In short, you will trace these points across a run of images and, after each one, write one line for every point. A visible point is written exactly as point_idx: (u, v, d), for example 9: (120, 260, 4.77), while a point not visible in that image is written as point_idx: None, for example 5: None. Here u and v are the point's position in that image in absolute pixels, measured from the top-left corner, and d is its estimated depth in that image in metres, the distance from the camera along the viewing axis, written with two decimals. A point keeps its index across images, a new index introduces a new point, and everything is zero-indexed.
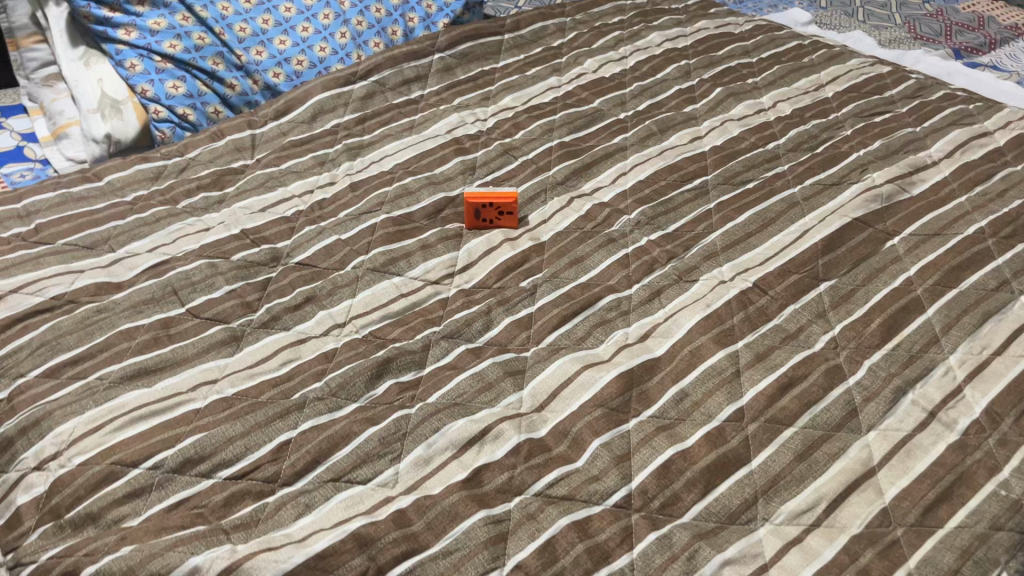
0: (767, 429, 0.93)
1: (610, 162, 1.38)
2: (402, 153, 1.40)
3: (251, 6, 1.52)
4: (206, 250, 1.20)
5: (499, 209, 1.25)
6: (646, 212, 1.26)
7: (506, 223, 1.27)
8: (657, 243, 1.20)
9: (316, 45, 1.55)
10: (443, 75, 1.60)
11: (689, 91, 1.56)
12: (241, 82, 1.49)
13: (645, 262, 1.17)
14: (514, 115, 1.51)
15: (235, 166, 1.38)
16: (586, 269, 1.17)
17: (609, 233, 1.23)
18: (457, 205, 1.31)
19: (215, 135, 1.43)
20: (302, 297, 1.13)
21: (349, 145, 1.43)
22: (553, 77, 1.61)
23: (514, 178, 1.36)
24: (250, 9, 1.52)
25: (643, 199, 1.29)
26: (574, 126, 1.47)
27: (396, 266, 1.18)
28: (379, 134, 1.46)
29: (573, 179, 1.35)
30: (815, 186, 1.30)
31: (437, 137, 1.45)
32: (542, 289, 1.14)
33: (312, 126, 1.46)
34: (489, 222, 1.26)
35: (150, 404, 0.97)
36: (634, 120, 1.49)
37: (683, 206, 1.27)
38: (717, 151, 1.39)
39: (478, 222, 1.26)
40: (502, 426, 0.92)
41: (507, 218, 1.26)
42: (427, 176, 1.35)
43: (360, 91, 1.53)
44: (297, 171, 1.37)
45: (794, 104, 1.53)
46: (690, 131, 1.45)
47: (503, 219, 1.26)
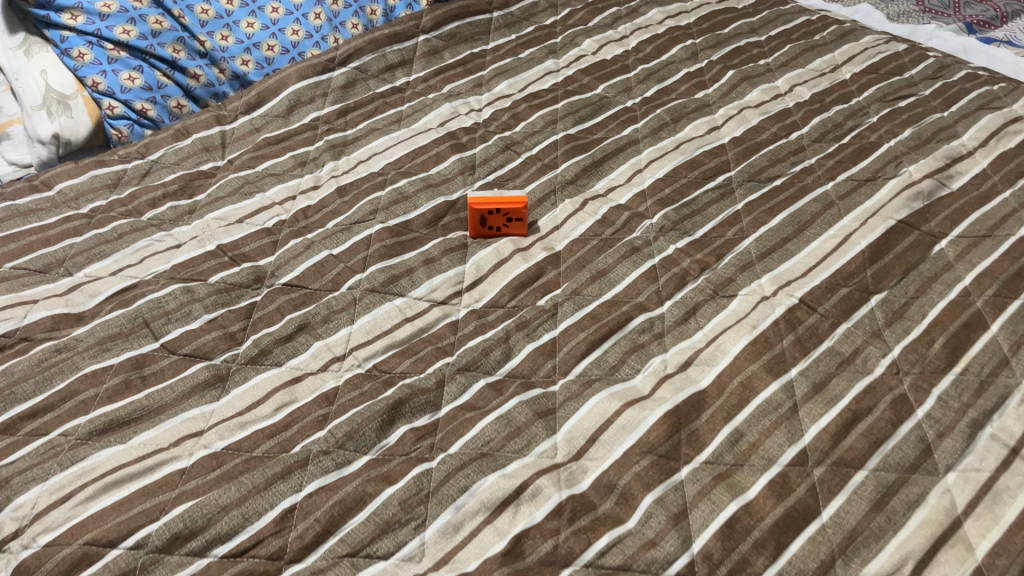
0: (836, 473, 0.83)
1: (623, 157, 1.26)
2: (393, 150, 1.27)
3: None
4: (179, 272, 1.05)
5: (508, 216, 1.13)
6: (669, 216, 1.15)
7: (515, 231, 1.14)
8: (685, 252, 1.09)
9: (287, 28, 1.41)
10: (430, 59, 1.46)
11: (699, 74, 1.44)
12: (206, 71, 1.33)
13: (674, 275, 1.06)
14: (512, 104, 1.37)
15: (205, 169, 1.23)
16: (610, 284, 1.05)
17: (630, 240, 1.11)
18: (459, 210, 1.18)
19: (180, 133, 1.27)
20: (294, 326, 1.00)
21: (332, 142, 1.29)
22: (549, 60, 1.48)
23: (519, 177, 1.23)
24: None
25: (664, 200, 1.17)
26: (579, 116, 1.34)
27: (398, 285, 1.05)
28: (364, 129, 1.31)
29: (584, 178, 1.23)
30: (849, 182, 1.19)
31: (429, 130, 1.31)
32: (564, 309, 1.02)
33: (288, 121, 1.31)
34: (496, 229, 1.14)
35: (126, 466, 0.83)
36: (642, 108, 1.36)
37: (708, 209, 1.16)
38: (737, 143, 1.28)
39: (483, 230, 1.14)
40: (540, 482, 0.81)
41: (515, 226, 1.14)
42: (423, 177, 1.21)
43: (340, 79, 1.38)
44: (275, 173, 1.23)
45: (812, 88, 1.42)
46: (705, 120, 1.33)
47: (512, 226, 1.14)
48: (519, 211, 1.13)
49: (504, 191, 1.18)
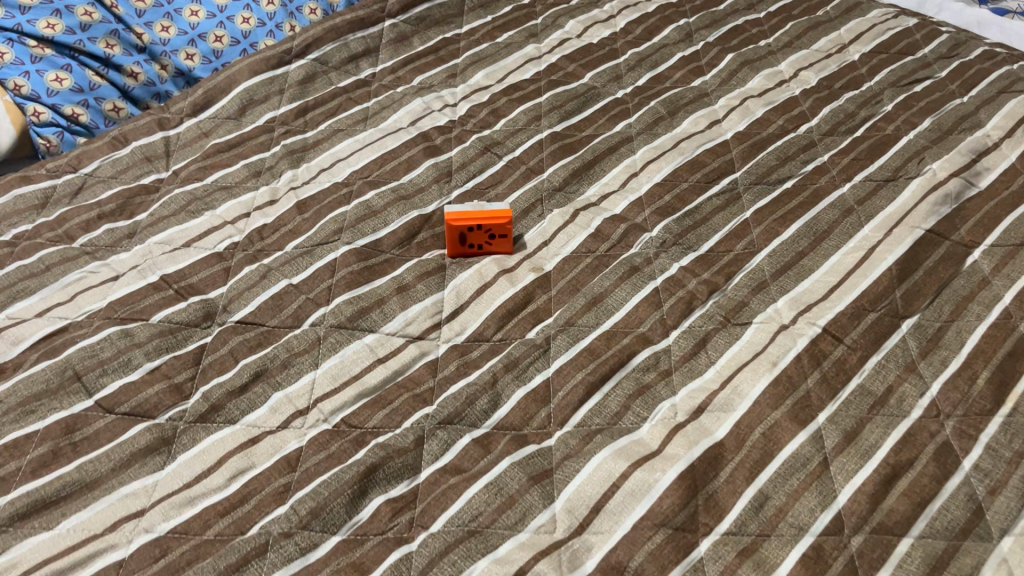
0: (877, 542, 0.72)
1: (615, 159, 1.13)
2: (359, 156, 1.13)
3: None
4: (116, 311, 0.92)
5: (489, 232, 1.01)
6: (670, 228, 1.03)
7: (498, 248, 1.02)
8: (690, 271, 0.97)
9: (237, 15, 1.26)
10: (397, 47, 1.32)
11: (695, 59, 1.31)
12: (145, 67, 1.18)
13: (679, 299, 0.94)
14: (490, 97, 1.24)
15: (147, 183, 1.09)
16: (607, 312, 0.93)
17: (628, 258, 0.99)
18: (434, 225, 1.05)
19: (117, 141, 1.12)
20: (250, 374, 0.87)
21: (290, 147, 1.15)
22: (530, 45, 1.34)
23: (501, 185, 1.10)
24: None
25: (663, 209, 1.05)
26: (565, 111, 1.21)
27: (368, 319, 0.93)
28: (327, 131, 1.18)
29: (573, 184, 1.10)
30: (868, 183, 1.07)
31: (399, 131, 1.17)
32: (557, 343, 0.90)
33: (240, 124, 1.17)
34: (476, 247, 1.02)
35: (53, 560, 0.71)
36: (635, 100, 1.24)
37: (713, 219, 1.04)
38: (741, 139, 1.15)
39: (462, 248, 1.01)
40: (539, 567, 0.70)
41: (498, 243, 1.02)
42: (393, 186, 1.08)
43: (298, 73, 1.24)
44: (227, 185, 1.09)
45: (819, 72, 1.29)
46: (704, 113, 1.20)
47: (494, 244, 1.02)
48: (502, 227, 1.00)
49: (485, 202, 1.05)
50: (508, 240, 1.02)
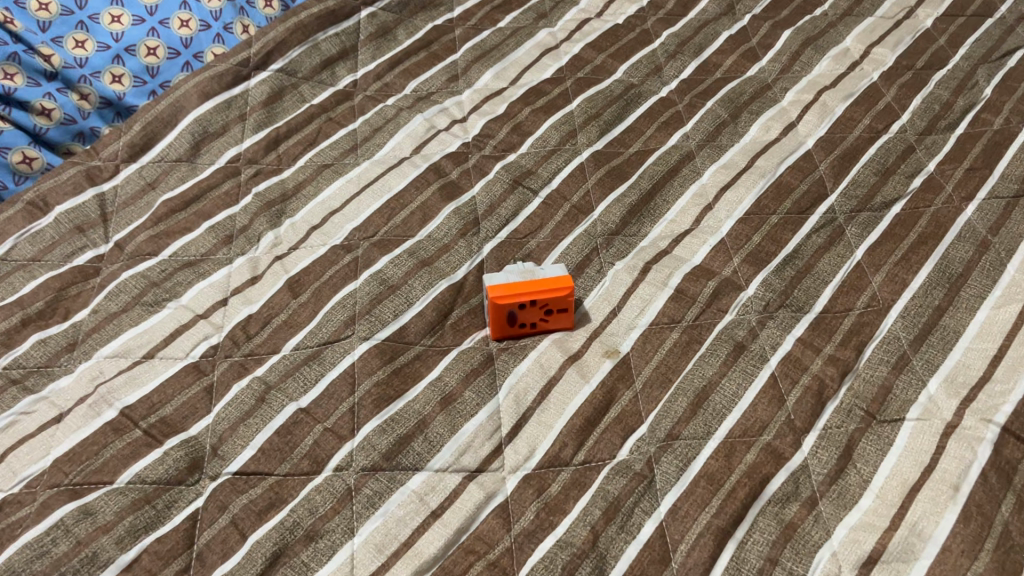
0: None
1: (679, 185, 0.91)
2: (357, 203, 0.88)
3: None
4: (67, 475, 0.68)
5: (542, 307, 0.78)
6: (770, 283, 0.82)
7: (554, 325, 0.79)
8: (808, 347, 0.77)
9: (172, 17, 0.98)
10: (379, 44, 1.06)
11: (743, 39, 1.08)
12: (58, 100, 0.92)
13: (805, 391, 0.74)
14: (507, 106, 0.99)
15: (83, 264, 0.83)
16: (716, 417, 0.73)
17: (727, 331, 0.78)
18: (469, 296, 0.82)
19: (35, 208, 0.86)
20: (263, 557, 0.63)
21: (265, 197, 0.89)
22: (541, 30, 1.09)
23: (542, 231, 0.87)
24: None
25: (755, 255, 0.84)
26: (603, 121, 0.97)
27: (409, 451, 0.70)
28: (308, 169, 0.92)
29: (633, 223, 0.88)
30: (995, 203, 0.87)
31: (401, 162, 0.93)
32: (663, 470, 0.70)
33: (196, 167, 0.91)
34: (526, 326, 0.79)
35: None
36: (685, 98, 1.00)
37: (818, 265, 0.83)
38: (826, 148, 0.94)
39: (507, 329, 0.79)
40: None
41: (554, 319, 0.79)
42: (409, 246, 0.85)
43: (260, 91, 0.98)
44: (190, 259, 0.84)
45: (894, 48, 1.07)
46: (773, 114, 0.98)
47: (549, 320, 0.79)
48: (558, 298, 0.77)
49: (532, 263, 0.82)
50: (566, 313, 0.79)
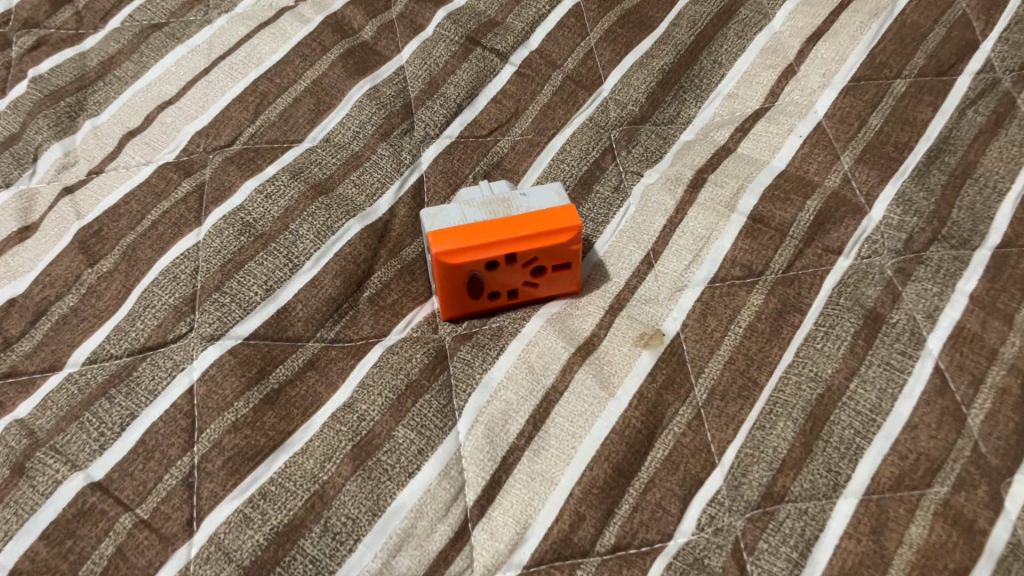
0: None
1: (736, 37, 0.56)
2: (205, 86, 0.52)
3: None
4: None
5: (522, 266, 0.44)
6: (909, 198, 0.48)
7: (541, 293, 0.47)
8: (992, 311, 0.44)
9: None
10: None
11: None
12: None
13: (1000, 398, 0.41)
14: None
15: None
16: (846, 455, 0.41)
17: (847, 289, 0.45)
18: (400, 245, 0.48)
19: None
20: None
21: (51, 84, 0.53)
22: None
23: (518, 123, 0.53)
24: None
25: (876, 150, 0.50)
26: None
27: (293, 559, 0.37)
28: (126, 32, 0.56)
29: (666, 103, 0.54)
30: None
31: (281, 15, 0.56)
32: (766, 566, 0.38)
33: None
34: (492, 295, 0.46)
35: None
36: None
37: (984, 160, 0.49)
38: None
39: (460, 303, 0.45)
40: None
41: (543, 284, 0.46)
42: (294, 160, 0.50)
43: None
44: None
45: None
46: None
47: (535, 285, 0.46)
48: (552, 252, 0.44)
49: (503, 183, 0.47)
50: (565, 275, 0.46)
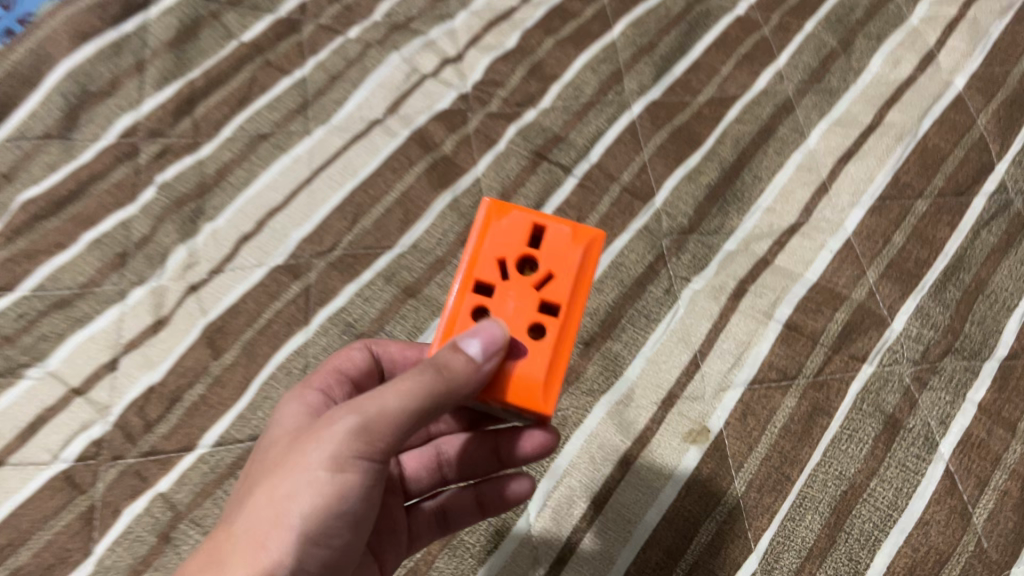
0: None
1: (776, 154, 0.63)
2: (308, 195, 0.61)
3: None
4: None
5: (506, 279, 0.39)
6: (928, 313, 0.55)
7: (561, 268, 0.39)
8: (996, 418, 0.51)
9: None
10: None
11: None
12: None
13: (1002, 499, 0.49)
14: (520, 36, 0.69)
15: None
16: (867, 546, 0.48)
17: (870, 396, 0.52)
18: None
19: None
20: None
21: (176, 190, 0.61)
22: None
23: None
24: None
25: (899, 267, 0.57)
26: (658, 55, 0.68)
27: None
28: (238, 142, 0.64)
29: (712, 215, 0.60)
30: None
31: (372, 128, 0.64)
32: None
33: (71, 146, 0.62)
34: (536, 332, 0.38)
35: None
36: (773, 17, 0.70)
37: (993, 282, 0.56)
38: (985, 91, 0.65)
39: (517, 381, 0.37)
40: None
41: (555, 267, 0.39)
42: (386, 265, 0.58)
43: (164, 26, 0.67)
44: (62, 296, 0.56)
45: None
46: (902, 40, 0.69)
47: (552, 282, 0.39)
48: (509, 233, 0.39)
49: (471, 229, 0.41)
50: (547, 240, 0.39)
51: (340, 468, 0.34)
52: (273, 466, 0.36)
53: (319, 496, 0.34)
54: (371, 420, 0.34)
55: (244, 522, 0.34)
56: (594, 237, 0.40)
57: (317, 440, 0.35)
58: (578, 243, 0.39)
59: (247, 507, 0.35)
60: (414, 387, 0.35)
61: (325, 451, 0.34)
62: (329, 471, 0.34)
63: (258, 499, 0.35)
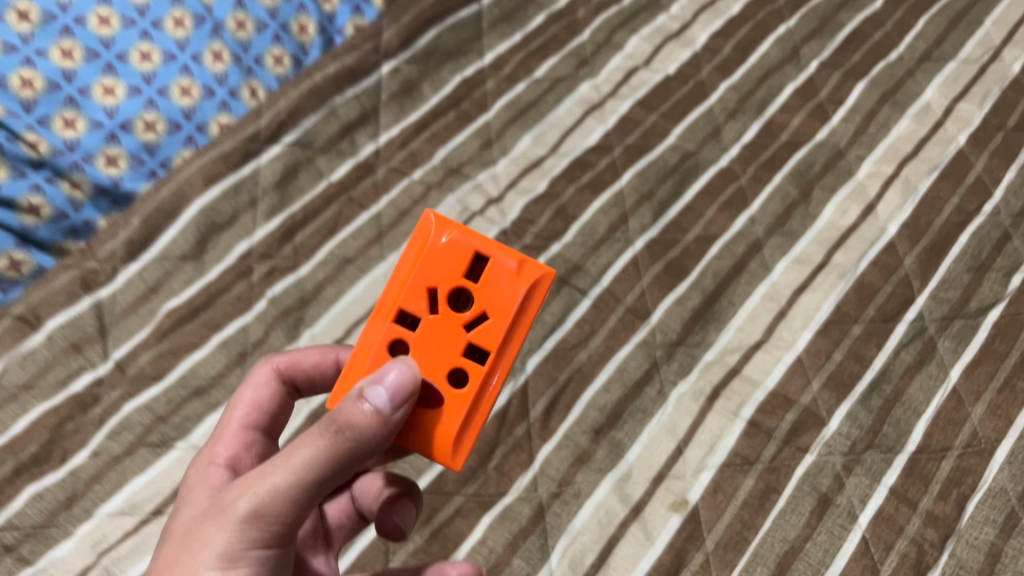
0: None
1: (746, 284, 0.81)
2: None
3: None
4: None
5: (432, 312, 0.47)
6: (856, 416, 0.72)
7: (500, 305, 0.47)
8: (904, 497, 0.68)
9: (171, 85, 0.86)
10: (404, 104, 0.93)
11: (811, 91, 0.96)
12: (48, 193, 0.80)
13: (902, 560, 0.65)
14: (548, 182, 0.88)
15: (79, 390, 0.73)
16: None
17: (809, 479, 0.69)
18: (513, 427, 0.72)
19: (24, 323, 0.75)
20: None
21: (282, 303, 0.80)
22: (583, 81, 0.97)
23: (593, 340, 0.77)
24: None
25: (837, 379, 0.74)
26: (657, 201, 0.87)
27: None
28: (329, 265, 0.82)
29: (695, 331, 0.78)
30: None
31: None
32: None
33: (202, 266, 0.81)
34: (455, 368, 0.46)
35: None
36: (748, 170, 0.89)
37: (908, 391, 0.73)
38: (912, 237, 0.83)
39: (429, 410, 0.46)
40: None
41: (484, 307, 0.47)
42: None
43: (272, 169, 0.86)
44: (200, 386, 0.75)
45: (981, 102, 0.95)
46: (849, 192, 0.87)
47: (488, 319, 0.47)
48: (444, 268, 0.47)
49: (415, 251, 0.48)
50: (496, 273, 0.47)
51: (231, 562, 0.42)
52: (190, 539, 0.44)
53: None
54: (262, 506, 0.42)
55: None
56: (542, 275, 0.48)
57: (216, 526, 0.43)
58: (525, 280, 0.47)
59: (168, 573, 0.43)
60: (308, 460, 0.42)
61: (225, 536, 0.42)
62: (221, 565, 0.42)
63: (175, 569, 0.43)
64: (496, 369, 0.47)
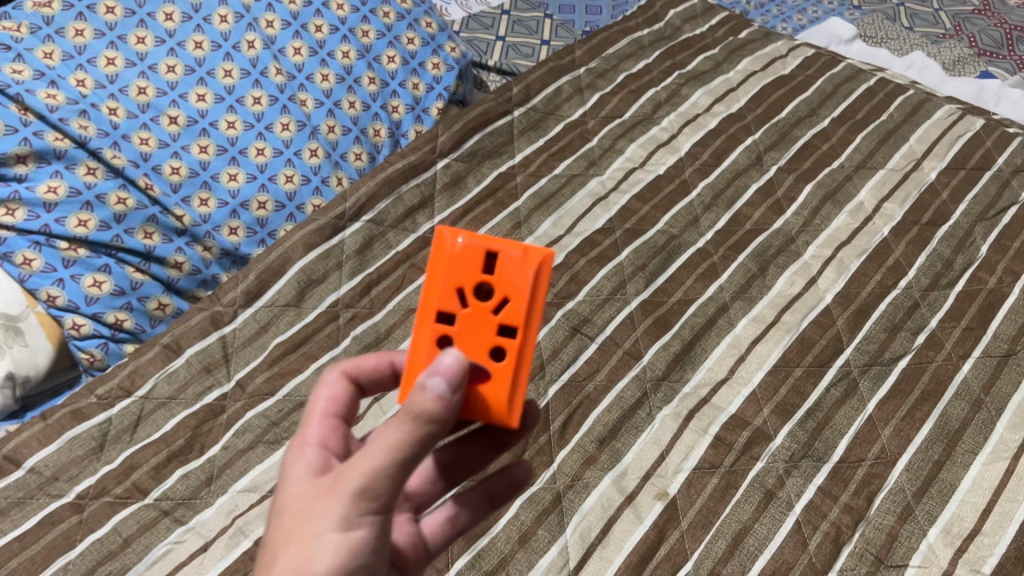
0: None
1: (716, 336, 1.06)
2: None
3: (146, 104, 1.05)
4: None
5: (464, 308, 0.61)
6: (795, 434, 0.96)
7: (517, 287, 0.61)
8: (829, 493, 0.91)
9: (279, 173, 1.12)
10: (453, 192, 1.19)
11: (770, 190, 1.23)
12: (187, 253, 1.06)
13: (825, 536, 0.88)
14: (565, 255, 1.14)
15: (212, 401, 0.98)
16: (750, 557, 0.87)
17: (759, 479, 0.93)
18: (539, 435, 0.96)
19: (170, 350, 1.00)
20: None
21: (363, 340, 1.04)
22: (592, 178, 1.23)
23: (599, 374, 1.02)
24: (144, 108, 1.05)
25: (782, 407, 0.99)
26: (649, 272, 1.12)
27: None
28: (397, 313, 1.07)
29: (676, 370, 1.03)
30: (987, 361, 1.02)
31: None
32: None
33: (301, 312, 1.06)
34: (494, 347, 0.62)
35: None
36: (719, 250, 1.15)
37: (835, 417, 0.98)
38: (843, 304, 1.09)
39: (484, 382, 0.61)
40: None
41: (503, 296, 0.61)
42: None
43: (354, 240, 1.12)
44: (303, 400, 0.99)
45: (902, 203, 1.22)
46: (797, 268, 1.13)
47: (509, 302, 0.61)
48: (462, 274, 0.61)
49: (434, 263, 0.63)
50: (506, 263, 0.61)
51: (348, 526, 0.52)
52: (312, 507, 0.53)
53: (335, 548, 0.51)
54: (368, 482, 0.52)
55: (289, 547, 0.52)
56: (543, 258, 0.62)
57: (334, 500, 0.52)
58: (530, 264, 0.61)
59: (295, 530, 0.53)
60: (400, 439, 0.52)
61: (341, 506, 0.52)
62: (341, 529, 0.52)
63: (302, 528, 0.52)
64: (526, 339, 0.62)
